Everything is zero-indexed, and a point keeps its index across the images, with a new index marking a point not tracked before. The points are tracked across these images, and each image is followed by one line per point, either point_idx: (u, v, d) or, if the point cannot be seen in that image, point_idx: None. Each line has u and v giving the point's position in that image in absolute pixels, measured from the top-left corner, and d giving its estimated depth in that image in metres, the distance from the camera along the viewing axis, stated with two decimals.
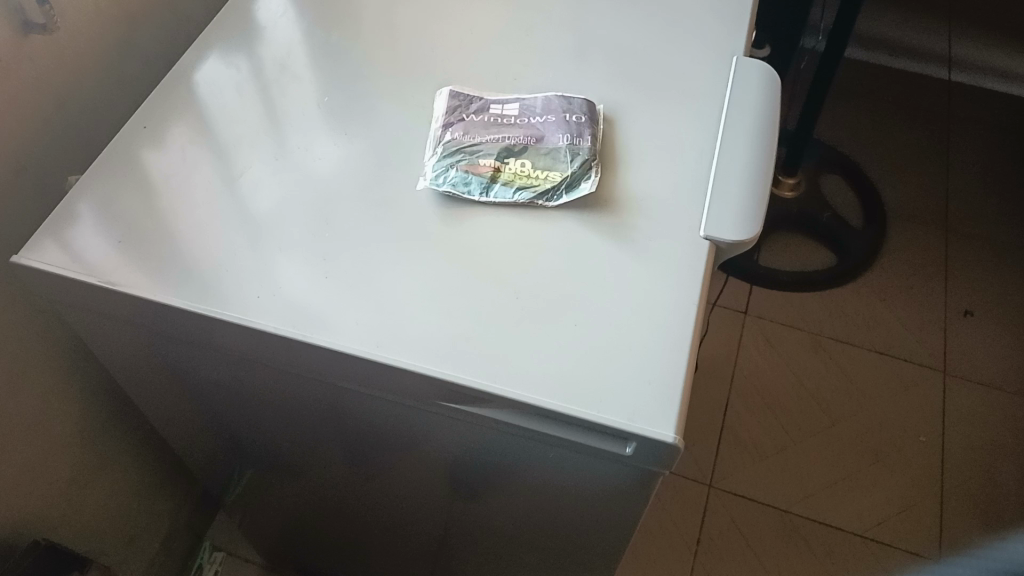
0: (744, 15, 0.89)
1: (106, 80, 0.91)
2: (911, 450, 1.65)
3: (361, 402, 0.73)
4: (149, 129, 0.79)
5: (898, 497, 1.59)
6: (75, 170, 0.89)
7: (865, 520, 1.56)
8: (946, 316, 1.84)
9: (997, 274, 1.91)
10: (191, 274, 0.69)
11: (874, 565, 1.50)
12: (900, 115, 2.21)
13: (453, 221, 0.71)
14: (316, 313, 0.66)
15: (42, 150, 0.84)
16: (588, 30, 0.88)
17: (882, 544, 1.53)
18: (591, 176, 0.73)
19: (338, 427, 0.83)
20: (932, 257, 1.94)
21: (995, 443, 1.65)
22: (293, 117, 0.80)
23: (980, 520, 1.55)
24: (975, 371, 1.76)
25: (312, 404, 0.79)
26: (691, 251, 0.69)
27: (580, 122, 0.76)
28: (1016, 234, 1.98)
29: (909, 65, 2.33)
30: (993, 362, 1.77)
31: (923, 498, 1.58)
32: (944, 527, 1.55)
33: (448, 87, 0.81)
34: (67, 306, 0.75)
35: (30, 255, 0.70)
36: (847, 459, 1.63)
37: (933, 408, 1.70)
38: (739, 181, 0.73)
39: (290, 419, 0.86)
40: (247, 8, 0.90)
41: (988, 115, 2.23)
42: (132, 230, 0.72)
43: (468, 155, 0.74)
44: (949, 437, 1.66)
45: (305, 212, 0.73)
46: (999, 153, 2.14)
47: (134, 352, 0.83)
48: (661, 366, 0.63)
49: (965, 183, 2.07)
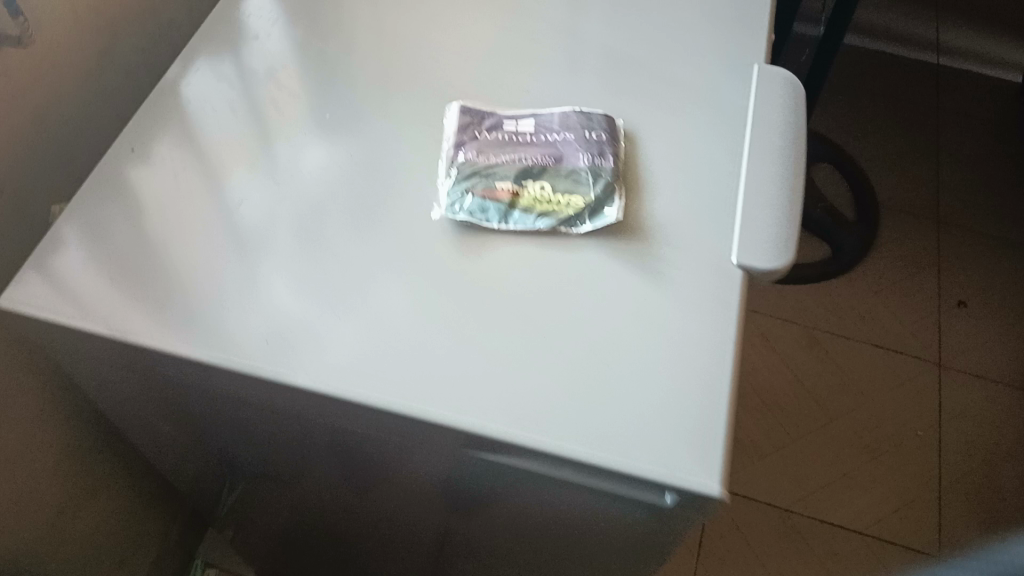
0: (758, 25, 0.86)
1: (87, 92, 0.84)
2: (909, 444, 1.64)
3: (375, 446, 0.69)
4: (138, 152, 0.73)
5: (898, 493, 1.58)
6: (54, 193, 0.83)
7: (865, 518, 1.55)
8: (938, 307, 1.84)
9: (988, 264, 1.91)
10: (192, 316, 0.63)
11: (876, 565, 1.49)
12: (890, 104, 2.19)
13: (471, 253, 0.66)
14: (331, 359, 0.61)
15: (20, 173, 0.78)
16: (599, 40, 0.84)
17: (884, 543, 1.52)
18: (616, 200, 0.68)
19: (348, 465, 0.79)
20: (924, 247, 1.93)
21: (993, 436, 1.65)
22: (293, 137, 0.75)
23: (980, 516, 1.56)
24: (970, 362, 1.75)
25: (322, 447, 0.75)
26: (724, 281, 0.66)
27: (601, 140, 0.72)
28: (1007, 222, 1.98)
29: (901, 51, 2.32)
30: (987, 353, 1.77)
31: (921, 493, 1.58)
32: (943, 522, 1.55)
33: (457, 102, 0.76)
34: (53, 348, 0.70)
35: (10, 296, 0.64)
36: (845, 456, 1.62)
37: (930, 402, 1.70)
38: (769, 204, 0.70)
39: (297, 451, 0.82)
40: (235, 19, 0.84)
41: (979, 101, 2.22)
42: (122, 266, 0.66)
43: (484, 179, 0.69)
44: (946, 430, 1.66)
45: (313, 246, 0.68)
46: (988, 139, 2.13)
47: (129, 387, 0.78)
48: (700, 409, 0.59)
49: (954, 172, 2.06)
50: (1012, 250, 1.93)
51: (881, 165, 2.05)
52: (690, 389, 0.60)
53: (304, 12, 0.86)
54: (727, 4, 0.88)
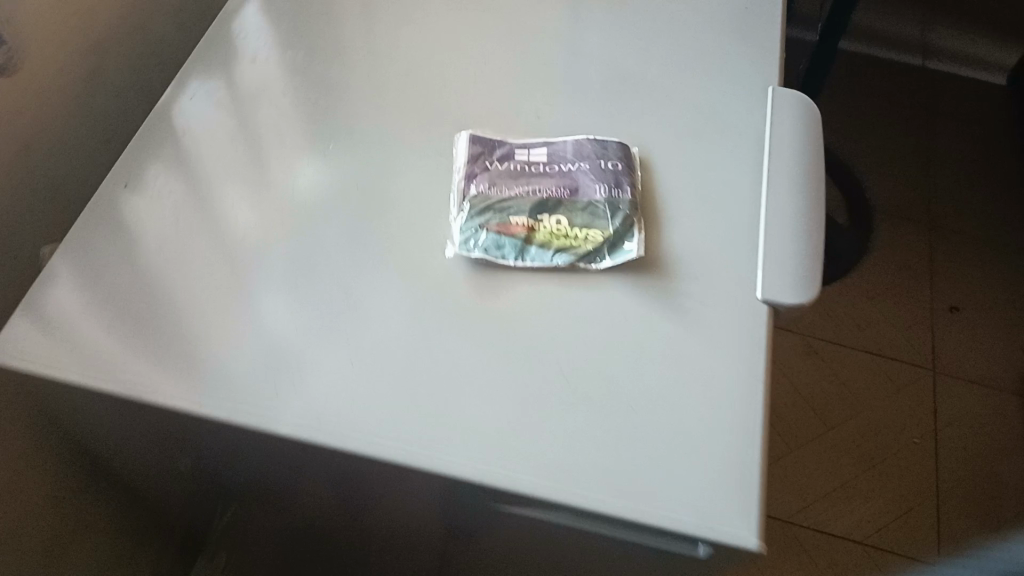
0: (772, 39, 0.83)
1: (74, 118, 0.80)
2: (907, 451, 1.64)
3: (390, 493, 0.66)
4: (133, 188, 0.70)
5: (897, 496, 1.58)
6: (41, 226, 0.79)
7: (866, 523, 1.54)
8: (933, 308, 1.84)
9: (979, 268, 1.91)
10: (197, 366, 0.60)
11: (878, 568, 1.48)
12: (880, 107, 2.19)
13: (488, 292, 0.64)
14: (347, 409, 0.59)
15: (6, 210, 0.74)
16: (610, 58, 0.81)
17: (886, 545, 1.52)
18: (636, 235, 0.66)
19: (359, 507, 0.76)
20: (916, 252, 1.93)
21: (989, 442, 1.65)
22: (297, 171, 0.72)
23: (978, 521, 1.55)
24: (964, 367, 1.75)
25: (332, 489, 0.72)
26: (751, 318, 0.63)
27: (617, 170, 0.69)
28: (998, 226, 1.98)
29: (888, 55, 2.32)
30: (980, 357, 1.77)
31: (920, 500, 1.57)
32: (943, 529, 1.54)
33: (465, 130, 0.73)
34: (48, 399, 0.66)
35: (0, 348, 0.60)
36: (844, 464, 1.62)
37: (926, 404, 1.70)
38: (791, 235, 0.68)
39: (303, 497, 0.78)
40: (228, 46, 0.81)
41: (969, 104, 2.22)
42: (120, 313, 0.63)
43: (498, 213, 0.67)
44: (942, 436, 1.65)
45: (323, 285, 0.65)
46: (976, 141, 2.14)
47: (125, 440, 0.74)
48: (732, 457, 0.57)
49: (945, 174, 2.06)
50: (1003, 254, 1.94)
51: (874, 166, 2.06)
52: (721, 435, 0.58)
53: (301, 39, 0.83)
54: (739, 17, 0.85)
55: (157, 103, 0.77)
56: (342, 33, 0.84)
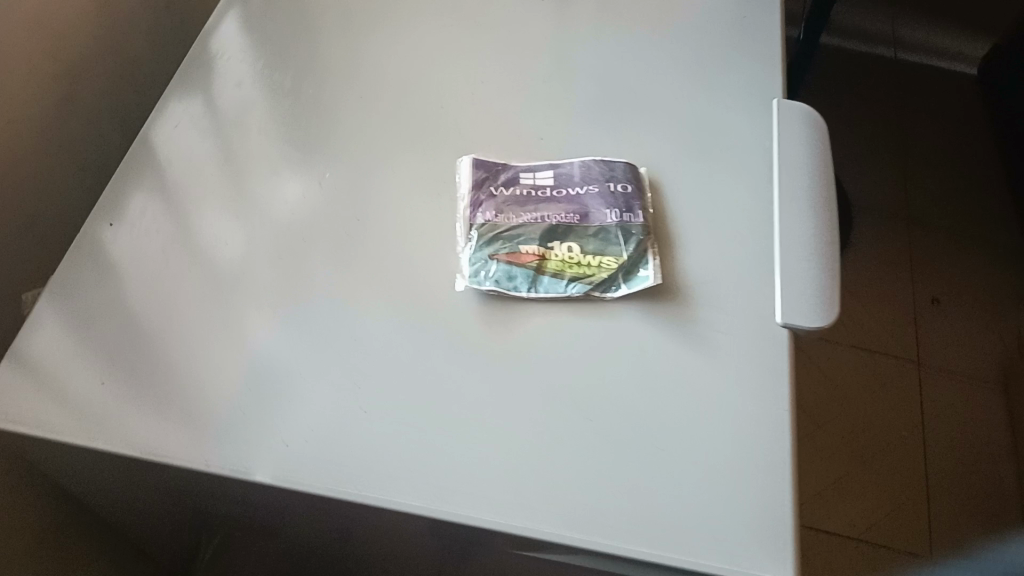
0: (772, 50, 0.81)
1: (49, 149, 0.76)
2: (900, 449, 1.50)
3: (413, 549, 0.64)
4: (118, 227, 0.66)
5: (898, 504, 1.43)
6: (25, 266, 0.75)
7: (865, 530, 1.40)
8: (894, 303, 1.68)
9: (953, 256, 1.75)
10: (197, 418, 0.57)
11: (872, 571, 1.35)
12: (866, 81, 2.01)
13: (501, 327, 0.61)
14: (359, 458, 0.56)
15: None
16: (609, 73, 0.79)
17: (880, 547, 1.38)
18: (651, 261, 0.64)
19: (376, 565, 0.73)
20: (896, 243, 1.77)
21: (984, 439, 1.51)
22: (292, 202, 0.69)
23: (981, 519, 1.42)
24: (958, 362, 1.60)
25: (351, 548, 0.69)
26: (772, 345, 0.61)
27: (627, 192, 0.67)
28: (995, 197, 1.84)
29: (862, 49, 2.08)
30: (975, 350, 1.62)
31: (914, 501, 1.44)
32: (936, 525, 1.41)
33: (468, 154, 0.71)
34: (39, 458, 0.62)
35: None
36: (836, 461, 1.48)
37: (919, 407, 1.55)
38: (807, 253, 0.65)
39: (318, 556, 0.75)
40: (210, 71, 0.78)
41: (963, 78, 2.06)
42: (113, 365, 0.59)
43: (508, 242, 0.64)
44: (932, 434, 1.52)
45: (327, 325, 0.61)
46: (958, 115, 1.97)
47: (128, 508, 0.70)
48: (763, 494, 0.55)
49: (927, 151, 1.90)
50: (997, 238, 1.78)
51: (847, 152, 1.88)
52: (749, 471, 0.56)
53: (286, 63, 0.80)
54: (737, 28, 0.83)
55: (139, 134, 0.73)
56: (328, 55, 0.81)
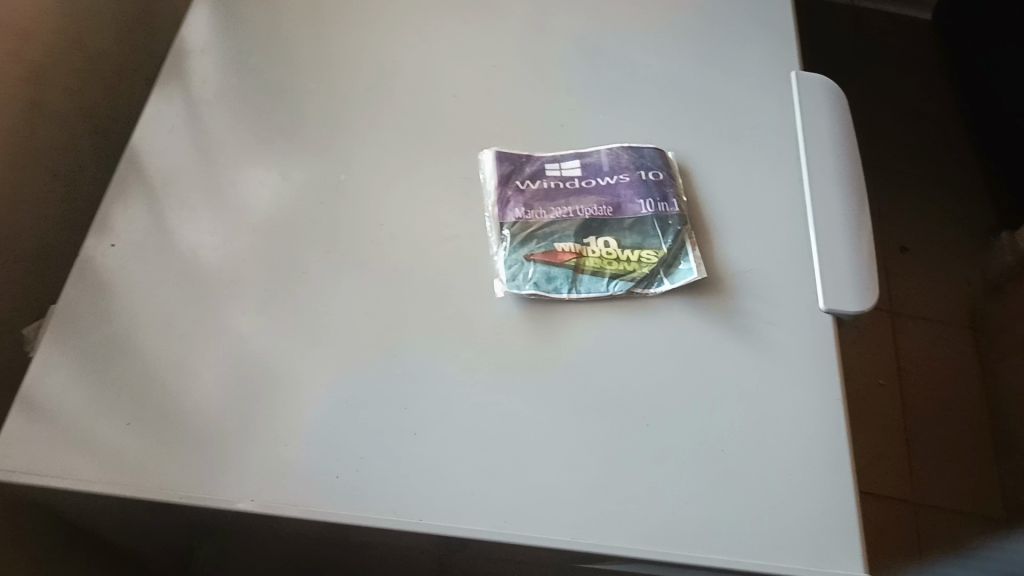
0: (782, 23, 0.79)
1: (21, 162, 0.70)
2: (880, 429, 1.14)
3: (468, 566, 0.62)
4: (121, 248, 0.61)
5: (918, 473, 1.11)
6: (14, 293, 0.70)
7: (879, 490, 1.09)
8: (886, 223, 1.35)
9: (936, 189, 1.39)
10: (232, 453, 0.53)
11: (878, 534, 1.06)
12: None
13: (545, 332, 0.58)
14: (412, 483, 0.52)
15: None
16: (621, 52, 0.75)
17: (899, 516, 1.07)
18: (692, 253, 0.62)
19: None
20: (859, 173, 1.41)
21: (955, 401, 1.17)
22: (305, 208, 0.64)
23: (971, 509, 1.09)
24: (917, 313, 1.26)
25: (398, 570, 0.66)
26: (818, 334, 0.60)
27: (660, 180, 0.65)
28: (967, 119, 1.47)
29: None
30: (922, 302, 1.27)
31: (893, 477, 1.10)
32: (931, 511, 1.08)
33: (489, 147, 0.67)
34: (58, 507, 0.58)
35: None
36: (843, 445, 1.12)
37: (957, 377, 1.20)
38: (842, 235, 0.65)
39: None
40: (193, 70, 0.72)
41: None
42: (134, 403, 0.55)
43: (542, 241, 0.61)
44: (910, 399, 1.17)
45: (362, 344, 0.58)
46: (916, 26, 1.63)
47: (162, 548, 0.66)
48: (829, 491, 0.54)
49: (885, 55, 1.57)
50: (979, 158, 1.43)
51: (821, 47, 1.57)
52: (812, 467, 0.55)
53: (274, 57, 0.74)
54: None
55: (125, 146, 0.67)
56: (319, 47, 0.75)
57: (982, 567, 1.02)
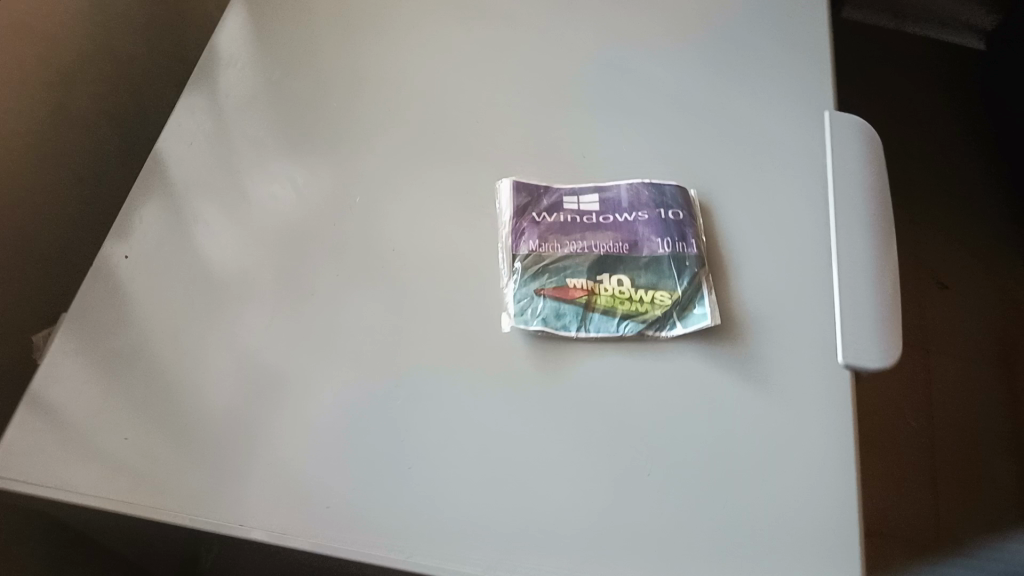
0: (821, 51, 0.75)
1: (42, 165, 0.72)
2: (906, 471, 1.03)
3: None
4: (134, 259, 0.62)
5: (922, 466, 1.04)
6: (33, 292, 0.72)
7: (909, 539, 0.99)
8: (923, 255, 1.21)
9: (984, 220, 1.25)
10: (225, 475, 0.53)
11: (879, 528, 1.00)
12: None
13: (551, 369, 0.57)
14: (403, 516, 0.52)
15: None
16: (648, 80, 0.73)
17: (902, 511, 1.01)
18: (707, 296, 0.60)
19: None
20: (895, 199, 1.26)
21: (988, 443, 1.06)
22: (317, 226, 0.64)
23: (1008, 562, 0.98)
24: (952, 350, 1.13)
25: None
26: (835, 386, 0.57)
27: (679, 219, 0.63)
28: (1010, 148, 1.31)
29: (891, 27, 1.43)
30: (959, 337, 1.14)
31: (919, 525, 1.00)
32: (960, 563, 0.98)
33: (507, 176, 0.66)
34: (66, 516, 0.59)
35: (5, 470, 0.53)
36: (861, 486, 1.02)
37: (965, 368, 1.12)
38: (865, 284, 0.60)
39: None
40: (218, 82, 0.73)
41: None
42: (135, 419, 0.55)
43: (554, 275, 0.60)
44: (941, 440, 1.06)
45: (362, 368, 0.57)
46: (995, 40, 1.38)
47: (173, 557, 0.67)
48: (826, 553, 0.51)
49: (934, 82, 1.37)
50: None
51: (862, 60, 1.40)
52: (820, 527, 0.52)
53: (297, 71, 0.74)
54: (782, 26, 0.77)
55: (148, 156, 0.68)
56: (344, 63, 0.75)
57: (982, 568, 0.98)
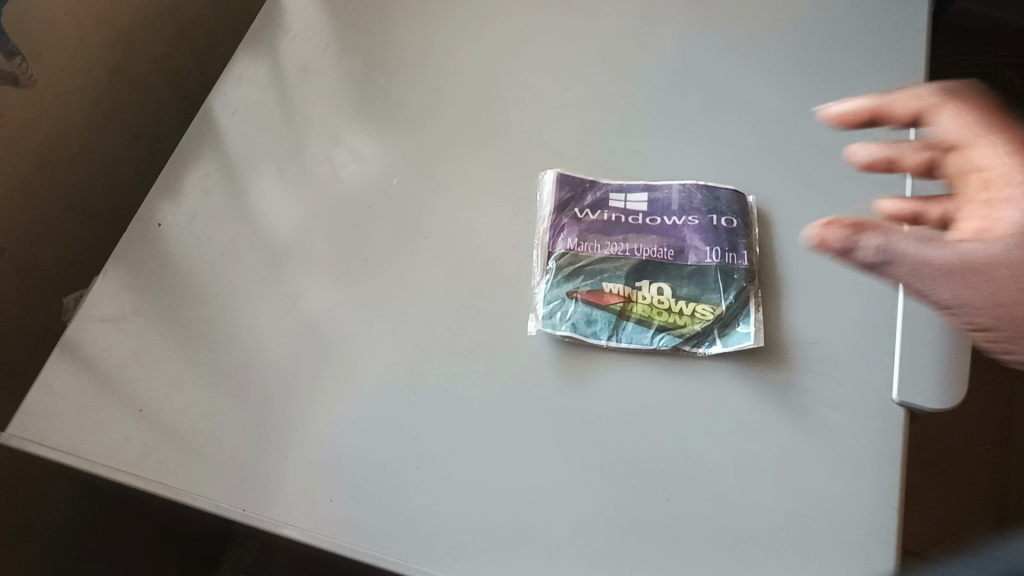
0: (915, 55, 0.67)
1: (97, 121, 0.73)
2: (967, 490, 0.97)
3: None
4: (165, 227, 0.62)
5: (936, 446, 1.00)
6: (82, 244, 0.74)
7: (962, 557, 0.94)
8: None
9: None
10: (233, 457, 0.53)
11: (924, 533, 0.95)
12: None
13: (574, 379, 0.54)
14: (402, 521, 0.50)
15: (42, 225, 0.69)
16: (718, 76, 0.68)
17: (940, 506, 0.97)
18: (753, 315, 0.56)
19: None
20: None
21: None
22: (354, 208, 0.63)
23: None
24: None
25: None
26: (883, 424, 0.52)
27: (731, 227, 0.59)
28: None
29: None
30: None
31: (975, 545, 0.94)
32: None
33: (554, 169, 0.63)
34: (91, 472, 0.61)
35: (23, 431, 0.54)
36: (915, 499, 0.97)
37: None
38: (932, 314, 0.54)
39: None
40: (272, 51, 0.71)
41: None
42: (152, 390, 0.55)
43: (590, 278, 0.58)
44: (1014, 463, 0.99)
45: (377, 366, 0.55)
46: None
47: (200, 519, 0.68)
48: None
49: None
50: None
51: None
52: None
53: (350, 45, 0.72)
54: (879, 24, 0.69)
55: (193, 122, 0.68)
56: (397, 39, 0.72)
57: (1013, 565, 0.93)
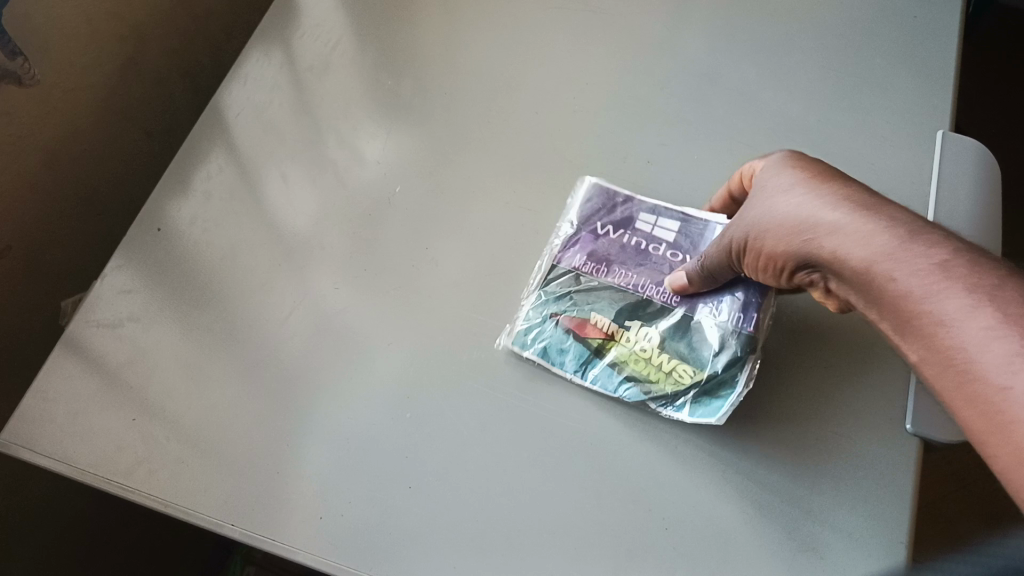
0: (944, 65, 0.64)
1: (106, 118, 0.72)
2: None
3: None
4: (165, 232, 0.62)
5: None
6: (90, 237, 0.74)
7: None
8: None
9: None
10: (226, 468, 0.52)
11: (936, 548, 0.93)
12: None
13: (575, 399, 0.53)
14: (395, 541, 0.49)
15: (49, 220, 0.69)
16: (736, 81, 0.65)
17: None
18: (735, 393, 0.51)
19: None
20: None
21: None
22: (356, 212, 0.61)
23: None
24: None
25: None
26: (896, 455, 0.50)
27: (744, 300, 0.54)
28: None
29: None
30: None
31: None
32: None
33: (594, 179, 0.61)
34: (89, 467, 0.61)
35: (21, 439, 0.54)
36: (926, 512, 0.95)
37: None
38: None
39: None
40: (283, 49, 0.70)
41: None
42: (147, 401, 0.55)
43: (579, 304, 0.57)
44: None
45: (375, 378, 0.54)
46: None
47: None
48: None
49: None
50: None
51: None
52: None
53: (361, 46, 0.70)
54: (910, 33, 0.66)
55: (202, 118, 0.67)
56: (410, 38, 0.70)
57: None
